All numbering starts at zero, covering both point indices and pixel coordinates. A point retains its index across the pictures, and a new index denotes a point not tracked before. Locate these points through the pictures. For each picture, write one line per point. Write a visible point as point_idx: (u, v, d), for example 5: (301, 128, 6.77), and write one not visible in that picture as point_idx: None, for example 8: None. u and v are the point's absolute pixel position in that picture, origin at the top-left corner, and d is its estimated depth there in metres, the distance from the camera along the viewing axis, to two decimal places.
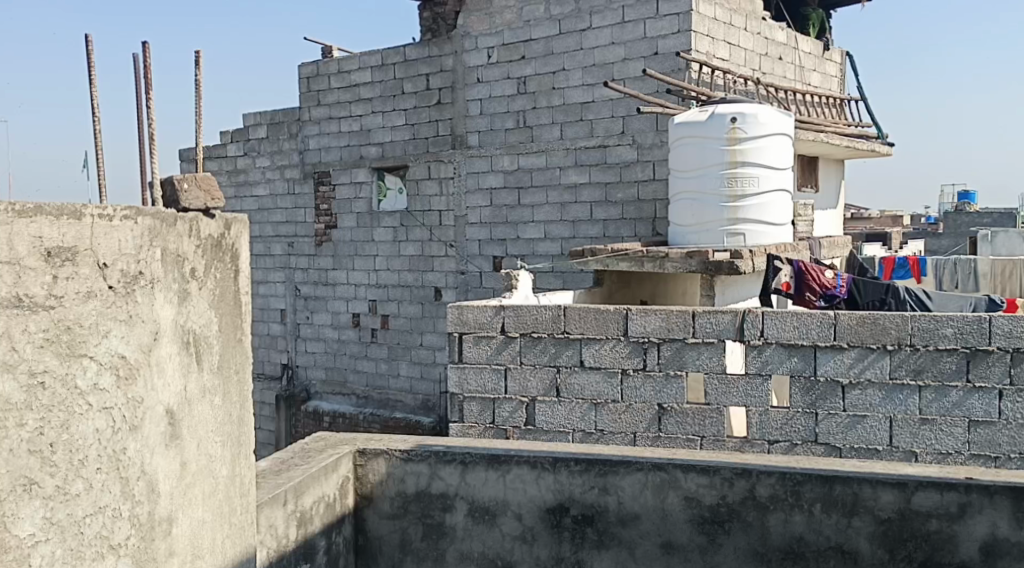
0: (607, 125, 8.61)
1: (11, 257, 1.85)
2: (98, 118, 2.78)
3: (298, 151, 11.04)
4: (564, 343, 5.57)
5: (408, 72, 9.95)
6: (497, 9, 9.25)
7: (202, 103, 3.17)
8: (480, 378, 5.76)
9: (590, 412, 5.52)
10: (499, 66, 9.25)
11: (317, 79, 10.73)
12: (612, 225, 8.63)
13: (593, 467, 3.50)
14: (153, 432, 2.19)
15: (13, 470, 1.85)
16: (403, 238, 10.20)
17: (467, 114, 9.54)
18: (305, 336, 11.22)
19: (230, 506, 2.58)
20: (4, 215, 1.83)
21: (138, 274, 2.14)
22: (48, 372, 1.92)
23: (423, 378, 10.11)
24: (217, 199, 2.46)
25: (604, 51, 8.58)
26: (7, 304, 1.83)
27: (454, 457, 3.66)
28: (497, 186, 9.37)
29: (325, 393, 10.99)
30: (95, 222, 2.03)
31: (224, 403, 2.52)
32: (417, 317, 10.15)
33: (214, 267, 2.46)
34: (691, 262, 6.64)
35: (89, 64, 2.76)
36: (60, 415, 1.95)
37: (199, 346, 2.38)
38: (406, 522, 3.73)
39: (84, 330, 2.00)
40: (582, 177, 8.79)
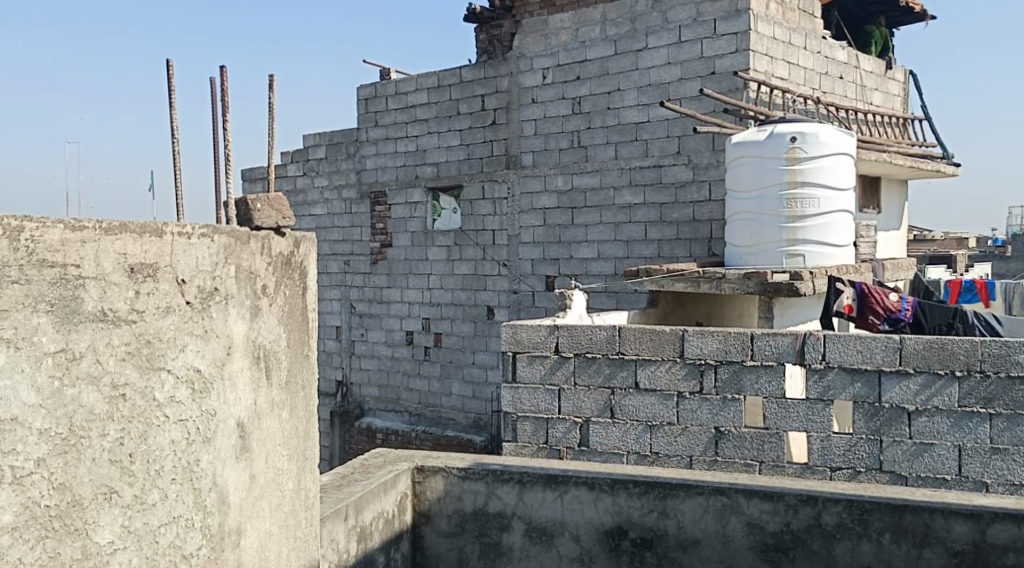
0: (662, 144, 8.57)
1: (98, 273, 1.92)
2: (177, 140, 2.88)
3: (356, 170, 11.21)
4: (619, 364, 5.56)
5: (464, 93, 10.04)
6: (552, 30, 9.32)
7: (274, 124, 3.26)
8: (533, 398, 5.77)
9: (644, 433, 5.49)
10: (554, 87, 9.31)
11: (374, 100, 10.90)
12: (667, 245, 8.59)
13: (652, 489, 3.48)
14: (225, 444, 2.25)
15: (95, 478, 1.91)
16: (457, 257, 10.28)
17: (521, 134, 9.60)
18: (359, 353, 11.34)
19: (296, 519, 2.62)
20: (92, 232, 1.90)
21: (213, 290, 2.21)
22: (129, 385, 1.99)
23: (475, 397, 10.13)
24: (288, 216, 2.52)
25: (659, 71, 8.57)
26: (93, 318, 1.91)
27: (511, 476, 3.68)
28: (551, 206, 9.41)
29: (379, 410, 11.10)
30: (175, 240, 2.10)
31: (292, 417, 2.57)
32: (469, 335, 10.20)
33: (284, 284, 2.52)
34: (749, 284, 6.59)
35: (170, 88, 2.86)
36: (140, 426, 2.01)
37: (268, 361, 2.44)
38: (464, 541, 3.75)
39: (163, 344, 2.07)
40: (637, 197, 8.76)
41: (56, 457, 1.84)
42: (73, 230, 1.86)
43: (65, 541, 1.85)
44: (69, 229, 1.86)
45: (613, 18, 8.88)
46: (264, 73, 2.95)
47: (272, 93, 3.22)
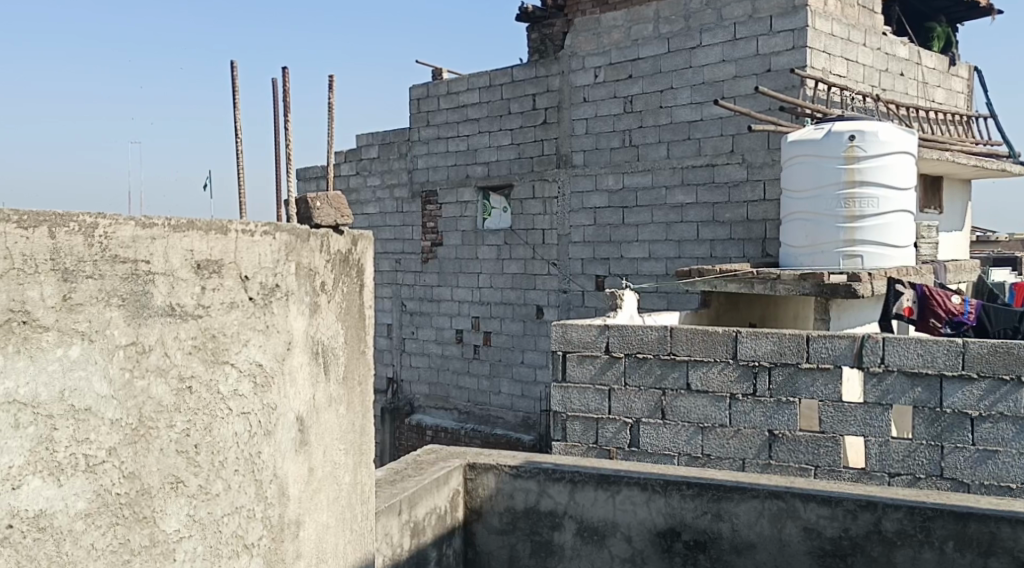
0: (715, 143, 8.51)
1: (167, 269, 1.97)
2: (240, 140, 2.95)
3: (408, 170, 11.31)
4: (670, 365, 5.52)
5: (515, 92, 10.07)
6: (605, 29, 9.31)
7: (334, 123, 3.31)
8: (582, 398, 5.78)
9: (695, 435, 5.46)
10: (607, 85, 9.29)
11: (426, 100, 10.98)
12: (720, 245, 8.51)
13: (706, 492, 3.47)
14: (285, 437, 2.30)
15: (162, 468, 1.97)
16: (507, 256, 10.31)
17: (572, 133, 9.61)
18: (410, 350, 11.44)
19: (352, 512, 2.67)
20: (161, 229, 1.95)
21: (275, 286, 2.26)
22: (195, 377, 2.04)
23: (524, 396, 10.15)
24: (346, 215, 2.57)
25: (714, 69, 8.51)
26: (162, 313, 1.96)
27: (563, 475, 3.69)
28: (602, 205, 9.39)
29: (428, 407, 11.19)
30: (239, 237, 2.15)
31: (349, 412, 2.61)
32: (519, 335, 10.22)
33: (342, 281, 2.57)
34: (805, 285, 6.51)
35: (234, 90, 2.94)
36: (205, 419, 2.06)
37: (327, 356, 2.49)
38: (516, 538, 3.77)
39: (227, 339, 2.12)
40: (689, 196, 8.70)
41: (127, 447, 1.89)
42: (144, 227, 1.91)
43: (135, 528, 1.91)
44: (140, 226, 1.90)
45: (666, 16, 8.84)
46: (321, 74, 3.01)
47: (331, 93, 3.28)
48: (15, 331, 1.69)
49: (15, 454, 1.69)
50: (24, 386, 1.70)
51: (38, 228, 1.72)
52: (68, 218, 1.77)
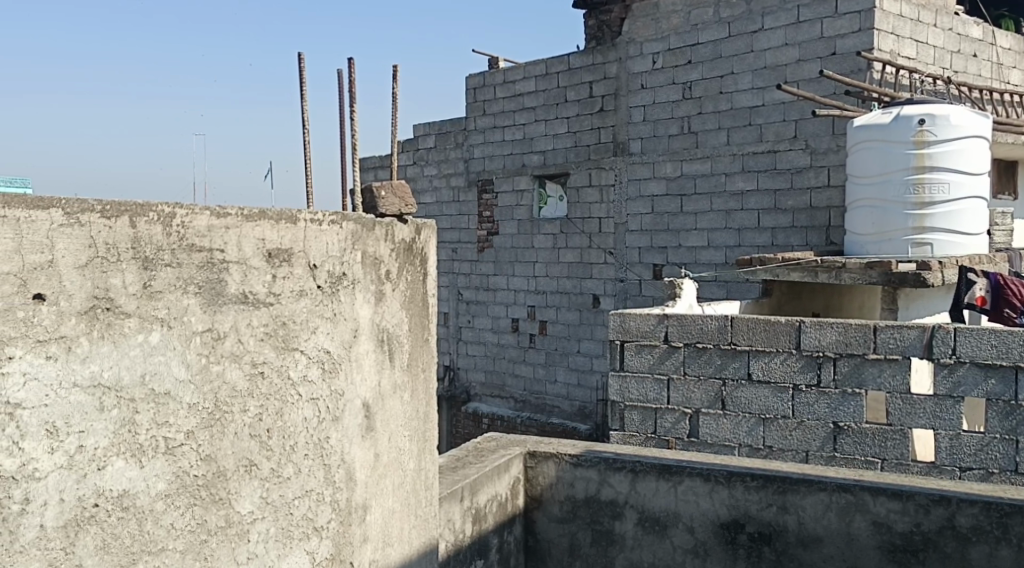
0: (778, 129, 8.38)
1: (240, 258, 2.02)
2: (307, 130, 3.00)
3: (464, 160, 11.36)
4: (731, 355, 5.46)
5: (571, 80, 10.04)
6: (664, 13, 9.23)
7: (398, 112, 3.35)
8: (641, 388, 5.72)
9: (757, 427, 5.40)
10: (665, 72, 9.22)
11: (483, 89, 11.00)
12: (782, 233, 8.38)
13: (771, 484, 3.45)
14: (352, 423, 2.34)
15: (237, 451, 2.02)
16: (563, 245, 10.29)
17: (629, 121, 9.55)
18: (466, 339, 11.50)
19: (417, 498, 2.71)
20: (234, 219, 2.00)
21: (342, 275, 2.30)
22: (267, 363, 2.09)
23: (580, 386, 10.13)
24: (410, 204, 2.60)
25: (776, 53, 8.38)
26: (235, 301, 2.01)
27: (624, 465, 3.69)
28: (660, 193, 9.32)
29: (484, 396, 11.25)
30: (308, 226, 2.19)
31: (412, 399, 2.64)
32: (575, 324, 10.21)
33: (406, 270, 2.60)
34: (872, 274, 6.39)
35: (301, 81, 2.99)
36: (276, 404, 2.11)
37: (391, 344, 2.52)
38: (576, 527, 3.79)
39: (297, 326, 2.17)
40: (750, 183, 8.58)
41: (203, 431, 1.94)
42: (218, 217, 1.96)
43: (211, 509, 1.97)
44: (214, 216, 1.95)
45: None
46: (383, 63, 3.05)
47: (394, 83, 3.31)
48: (99, 318, 1.74)
49: (101, 436, 1.74)
50: (108, 370, 1.76)
51: (120, 218, 1.77)
52: (148, 208, 1.82)
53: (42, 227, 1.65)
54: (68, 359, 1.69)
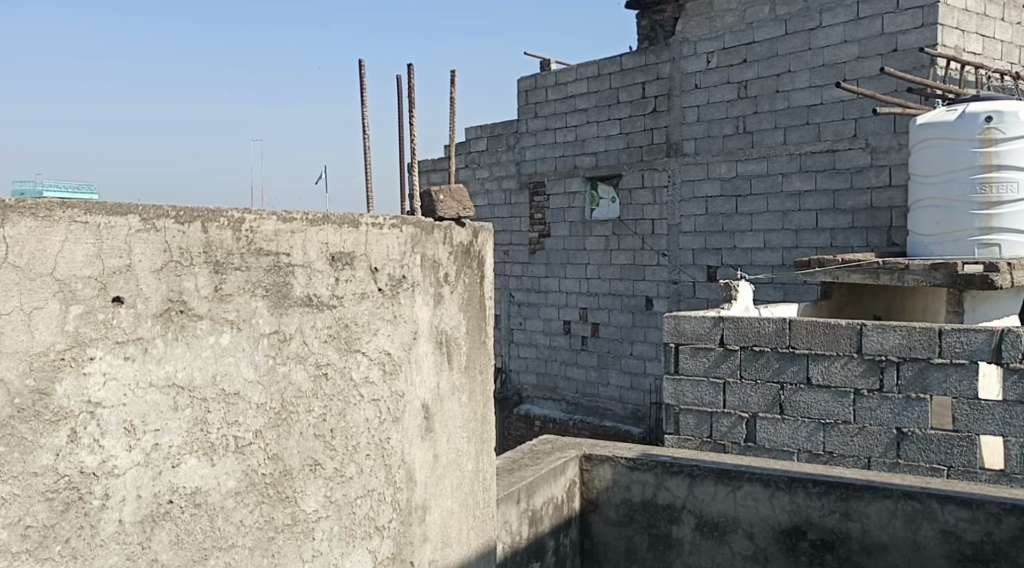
0: (836, 128, 8.25)
1: (305, 261, 2.06)
2: (368, 135, 3.05)
3: (516, 162, 11.40)
4: (789, 358, 5.39)
5: (624, 81, 10.01)
6: (718, 12, 9.17)
7: (456, 116, 3.38)
8: (696, 391, 5.68)
9: (817, 431, 5.33)
10: (719, 71, 9.15)
11: (534, 92, 11.03)
12: (841, 234, 8.26)
13: (834, 490, 3.40)
14: (412, 424, 2.38)
15: (303, 451, 2.06)
16: (615, 247, 10.26)
17: (683, 121, 9.49)
18: (518, 341, 11.53)
19: (476, 498, 2.72)
20: (300, 223, 2.04)
21: (402, 277, 2.33)
22: (331, 364, 2.13)
23: (633, 389, 10.09)
24: (468, 207, 2.63)
25: (835, 50, 8.26)
26: (300, 303, 2.05)
27: (681, 469, 3.68)
28: (714, 194, 9.25)
29: (536, 398, 11.27)
30: (370, 230, 2.23)
31: (471, 401, 2.66)
32: (627, 326, 10.17)
33: (464, 273, 2.63)
34: (936, 275, 6.27)
35: (362, 87, 3.04)
36: (340, 405, 2.16)
37: (450, 346, 2.55)
38: (633, 530, 3.78)
39: (359, 328, 2.21)
40: (808, 183, 8.47)
41: (271, 430, 1.99)
42: (285, 222, 2.01)
43: (279, 506, 2.01)
44: (281, 221, 2.00)
45: None
46: (440, 67, 3.09)
47: (453, 87, 3.35)
48: (173, 319, 1.80)
49: (175, 434, 1.80)
50: (182, 370, 1.81)
51: (193, 223, 1.82)
52: (219, 213, 1.87)
53: (120, 232, 1.71)
54: (144, 360, 1.75)
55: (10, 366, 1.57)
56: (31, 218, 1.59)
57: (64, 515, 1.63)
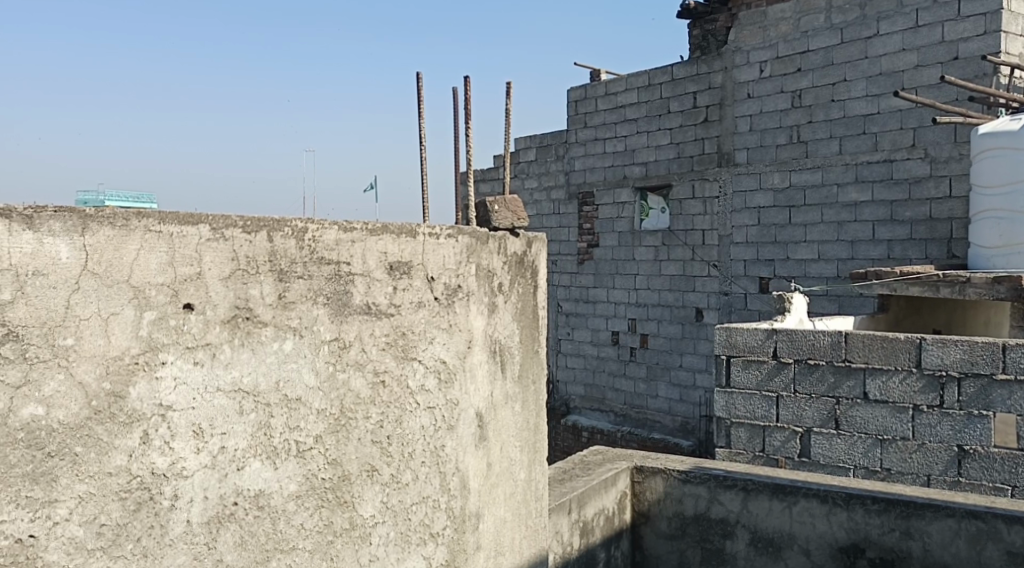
0: (894, 137, 8.13)
1: (364, 270, 2.10)
2: (424, 146, 3.09)
3: (565, 172, 11.42)
4: (845, 372, 5.27)
5: (675, 90, 9.97)
6: (772, 21, 9.10)
7: (511, 127, 3.41)
8: (748, 405, 5.59)
9: (874, 447, 5.20)
10: (773, 80, 9.08)
11: (585, 101, 11.03)
12: (899, 245, 8.12)
13: (894, 508, 3.36)
14: (466, 432, 2.40)
15: (360, 456, 2.10)
16: (665, 257, 10.21)
17: (735, 131, 9.43)
18: (566, 351, 11.51)
19: (528, 508, 2.73)
20: (360, 233, 2.08)
21: (457, 286, 2.36)
22: (388, 372, 2.17)
23: (683, 401, 10.00)
24: (523, 218, 2.65)
25: (893, 58, 8.15)
26: (359, 311, 2.09)
27: (735, 483, 3.66)
28: (767, 204, 9.16)
29: (584, 409, 11.22)
30: (426, 240, 2.26)
31: (524, 410, 2.68)
32: (677, 338, 10.09)
33: (518, 282, 2.65)
34: (998, 289, 6.14)
35: (419, 99, 3.09)
36: (396, 411, 2.19)
37: (504, 355, 2.57)
38: (685, 544, 3.76)
39: (416, 336, 2.24)
40: (864, 194, 8.35)
41: (331, 435, 2.03)
42: (346, 232, 2.05)
43: (337, 511, 2.05)
44: (342, 230, 2.04)
45: (838, 5, 8.54)
46: (494, 80, 3.12)
47: (508, 99, 3.38)
48: (239, 326, 1.84)
49: (240, 438, 1.84)
50: (248, 376, 1.86)
51: (259, 232, 1.87)
52: (284, 223, 1.91)
53: (191, 241, 1.76)
54: (212, 365, 1.80)
55: (87, 369, 1.63)
56: (109, 227, 1.65)
57: (136, 515, 1.68)
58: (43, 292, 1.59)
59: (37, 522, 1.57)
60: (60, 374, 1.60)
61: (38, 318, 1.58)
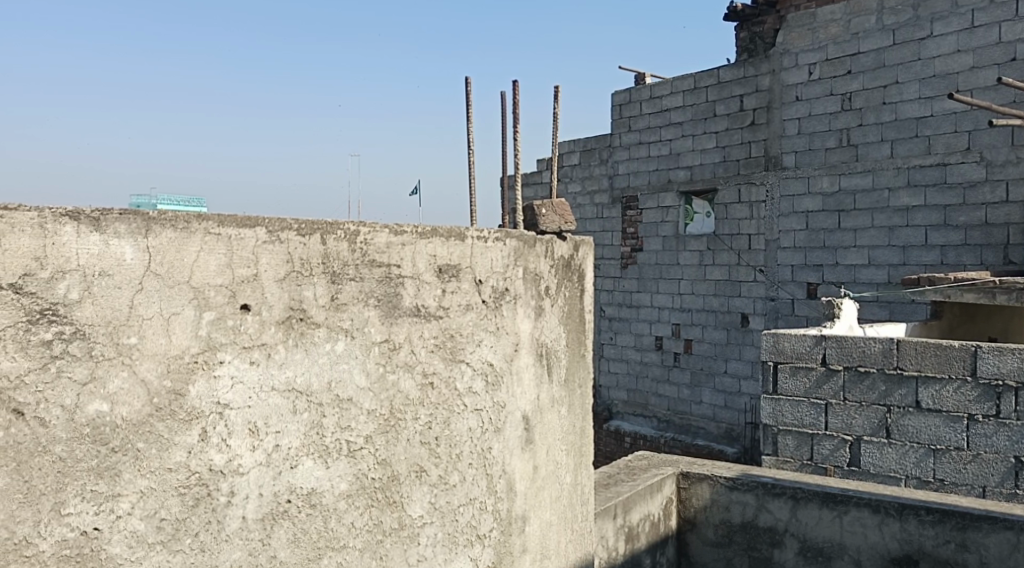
0: (948, 140, 8.00)
1: (414, 273, 2.13)
2: (472, 151, 3.12)
3: (609, 176, 11.39)
4: (896, 380, 5.13)
5: (722, 94, 9.91)
6: (821, 23, 9.00)
7: (558, 132, 3.42)
8: (796, 412, 5.48)
9: (926, 457, 5.07)
10: (822, 82, 8.98)
11: (629, 105, 11.00)
12: (952, 250, 7.98)
13: (949, 519, 3.30)
14: (513, 435, 2.41)
15: (409, 457, 2.12)
16: (710, 262, 10.13)
17: (783, 134, 9.33)
18: (609, 356, 11.46)
19: (573, 512, 2.74)
20: (410, 236, 2.11)
21: (505, 289, 2.38)
22: (437, 374, 2.19)
23: (728, 407, 9.92)
24: (570, 221, 2.66)
25: (947, 60, 8.02)
26: (409, 313, 2.11)
27: (784, 491, 3.63)
28: (815, 209, 9.06)
29: (627, 414, 11.17)
30: (475, 243, 2.28)
31: (570, 414, 2.69)
32: (722, 343, 10.01)
33: (565, 286, 2.65)
34: None
35: (467, 104, 3.11)
36: (444, 413, 2.21)
37: (550, 358, 2.58)
38: (732, 552, 3.74)
39: (464, 338, 2.26)
40: (916, 198, 8.22)
41: (380, 436, 2.05)
42: (396, 235, 2.07)
43: (386, 511, 2.07)
44: (393, 234, 2.06)
45: (891, 6, 8.42)
46: (540, 84, 3.13)
47: (556, 104, 3.39)
48: (294, 327, 1.88)
49: (294, 436, 1.87)
50: (301, 376, 1.89)
51: (313, 235, 1.90)
52: (336, 226, 1.95)
53: (248, 244, 1.80)
54: (268, 365, 1.83)
55: (149, 368, 1.68)
56: (171, 229, 1.69)
57: (194, 510, 1.72)
58: (109, 293, 1.64)
59: (101, 516, 1.62)
60: (123, 371, 1.65)
61: (104, 318, 1.63)
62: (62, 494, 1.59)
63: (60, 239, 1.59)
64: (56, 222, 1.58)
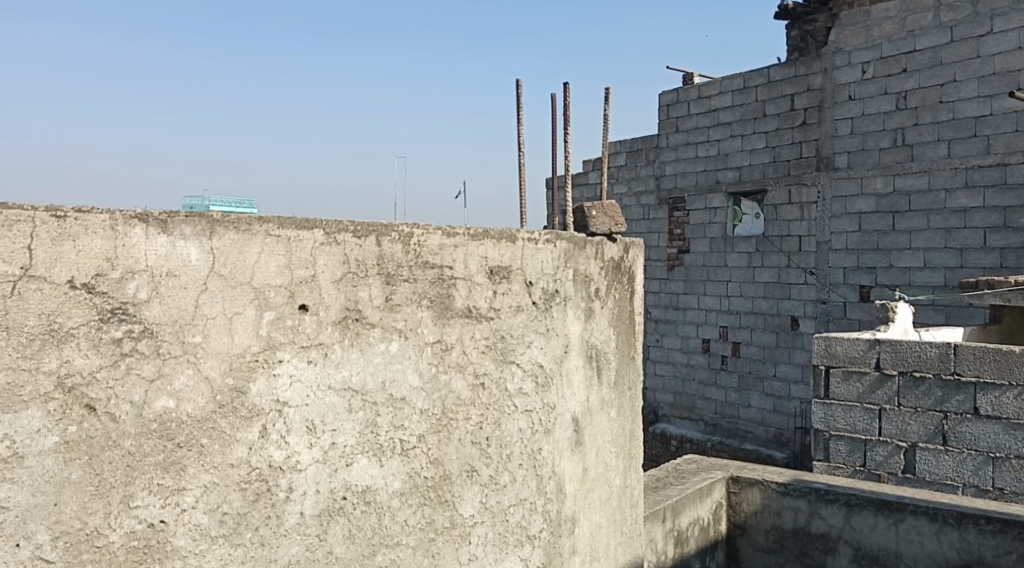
0: (1008, 139, 7.84)
1: (466, 274, 2.15)
2: (522, 152, 3.14)
3: (656, 177, 11.34)
4: (953, 386, 5.03)
5: (772, 94, 9.82)
6: (875, 21, 8.89)
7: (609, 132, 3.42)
8: (849, 417, 5.38)
9: (985, 465, 4.96)
10: (876, 81, 8.85)
11: (677, 106, 10.95)
12: (1012, 253, 7.82)
13: (1010, 529, 3.24)
14: (562, 436, 2.42)
15: (460, 457, 2.14)
16: (759, 264, 10.04)
17: (835, 134, 9.20)
18: (655, 359, 11.42)
19: (623, 514, 2.74)
20: (462, 238, 2.13)
21: (555, 291, 2.39)
22: (488, 375, 2.21)
23: (777, 412, 9.82)
24: (620, 223, 2.66)
25: (1007, 57, 7.86)
26: (461, 315, 2.14)
27: (837, 497, 3.58)
28: (869, 210, 8.93)
29: (673, 417, 11.11)
30: (525, 245, 2.30)
31: (619, 416, 2.69)
32: (771, 346, 9.90)
33: (614, 288, 2.66)
34: None
35: (518, 106, 3.12)
36: (495, 414, 2.23)
37: (600, 360, 2.59)
38: (783, 558, 3.71)
39: (514, 339, 2.27)
40: (974, 199, 8.08)
41: (433, 435, 2.08)
42: (449, 237, 2.10)
43: (438, 510, 2.10)
44: (445, 236, 2.09)
45: (948, 3, 8.28)
46: (589, 87, 3.14)
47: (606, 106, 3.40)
48: (349, 326, 1.91)
49: (349, 435, 1.91)
50: (357, 375, 1.92)
51: (369, 237, 1.93)
52: (391, 228, 1.98)
53: (307, 245, 1.83)
54: (325, 364, 1.87)
55: (213, 366, 1.72)
56: (233, 231, 1.74)
57: (254, 505, 1.76)
58: (175, 292, 1.68)
59: (167, 509, 1.67)
60: (189, 369, 1.70)
61: (171, 317, 1.68)
62: (130, 487, 1.64)
63: (130, 240, 1.64)
64: (126, 224, 1.63)
